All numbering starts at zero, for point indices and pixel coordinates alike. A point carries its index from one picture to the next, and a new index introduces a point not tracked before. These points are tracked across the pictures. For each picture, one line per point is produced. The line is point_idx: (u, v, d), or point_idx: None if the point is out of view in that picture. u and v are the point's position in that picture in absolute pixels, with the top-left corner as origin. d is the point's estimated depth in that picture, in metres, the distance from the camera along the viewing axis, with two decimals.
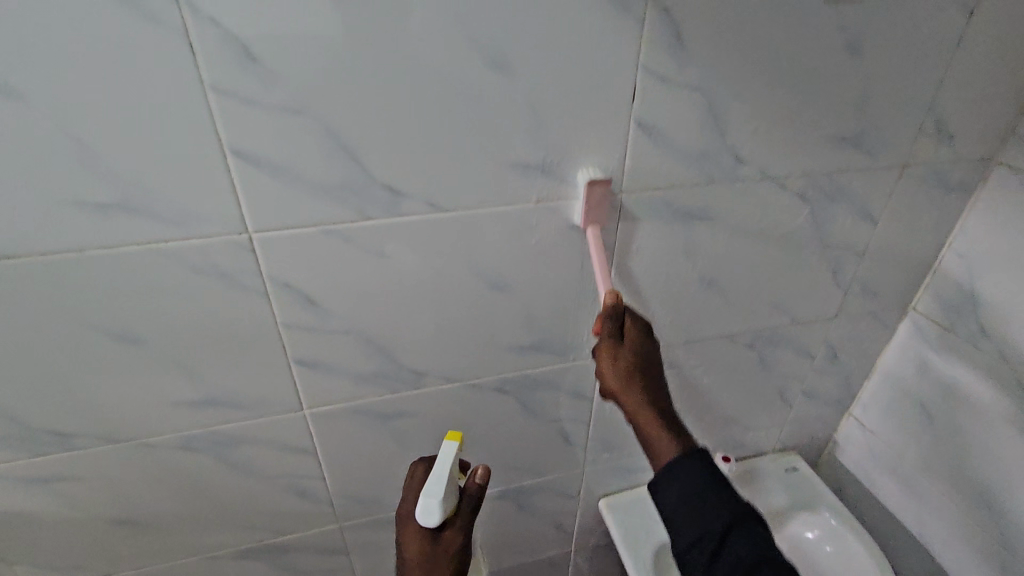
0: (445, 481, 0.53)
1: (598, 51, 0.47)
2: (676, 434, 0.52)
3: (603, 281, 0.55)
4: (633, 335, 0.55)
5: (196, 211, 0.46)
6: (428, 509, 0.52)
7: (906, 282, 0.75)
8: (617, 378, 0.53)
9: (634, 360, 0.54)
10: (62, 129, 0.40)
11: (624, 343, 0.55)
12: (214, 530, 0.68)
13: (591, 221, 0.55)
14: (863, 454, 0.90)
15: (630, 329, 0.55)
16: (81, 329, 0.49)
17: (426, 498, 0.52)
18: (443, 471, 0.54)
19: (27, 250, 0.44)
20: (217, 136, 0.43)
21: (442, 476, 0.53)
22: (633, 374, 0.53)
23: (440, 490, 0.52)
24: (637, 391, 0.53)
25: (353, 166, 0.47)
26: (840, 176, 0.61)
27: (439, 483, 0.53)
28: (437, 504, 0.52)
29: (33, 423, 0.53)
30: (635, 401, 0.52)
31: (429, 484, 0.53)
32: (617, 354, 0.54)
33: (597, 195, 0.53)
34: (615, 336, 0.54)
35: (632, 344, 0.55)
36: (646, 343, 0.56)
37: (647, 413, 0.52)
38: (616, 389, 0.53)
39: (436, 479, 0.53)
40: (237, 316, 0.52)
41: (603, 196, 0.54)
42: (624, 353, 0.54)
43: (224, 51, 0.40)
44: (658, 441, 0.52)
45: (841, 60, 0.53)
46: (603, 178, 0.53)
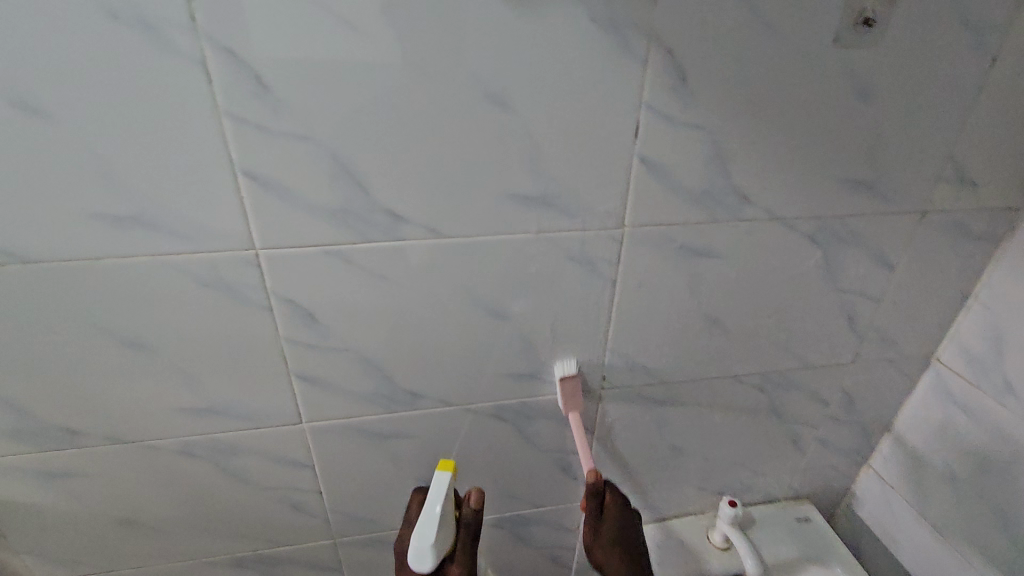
0: (434, 523, 0.53)
1: (599, 89, 0.48)
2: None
3: (585, 459, 0.64)
4: (614, 513, 0.64)
5: (206, 227, 0.48)
6: (419, 554, 0.52)
7: (928, 331, 0.72)
8: (603, 552, 0.63)
9: (616, 535, 0.63)
10: (87, 147, 0.43)
11: (604, 520, 0.64)
12: (211, 536, 0.69)
13: (569, 405, 0.66)
14: (883, 510, 0.86)
15: (610, 505, 0.64)
16: (94, 332, 0.52)
17: (417, 544, 0.53)
18: (433, 512, 0.54)
19: (50, 256, 0.47)
20: (229, 158, 0.45)
21: (432, 519, 0.54)
22: (615, 546, 0.63)
23: (431, 532, 0.53)
24: (616, 554, 0.62)
25: (356, 191, 0.49)
26: (853, 220, 0.60)
27: (430, 526, 0.53)
28: (428, 549, 0.52)
29: (46, 420, 0.56)
30: (616, 572, 0.62)
31: (420, 529, 0.54)
32: (599, 530, 0.63)
33: (569, 386, 0.65)
34: (598, 514, 0.64)
35: (611, 520, 0.63)
36: (623, 517, 0.65)
37: None
38: (599, 556, 0.63)
39: (427, 521, 0.54)
40: (240, 329, 0.54)
41: (576, 386, 0.65)
42: (608, 530, 0.63)
43: (238, 80, 0.42)
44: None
45: (852, 104, 0.52)
46: (574, 373, 0.64)
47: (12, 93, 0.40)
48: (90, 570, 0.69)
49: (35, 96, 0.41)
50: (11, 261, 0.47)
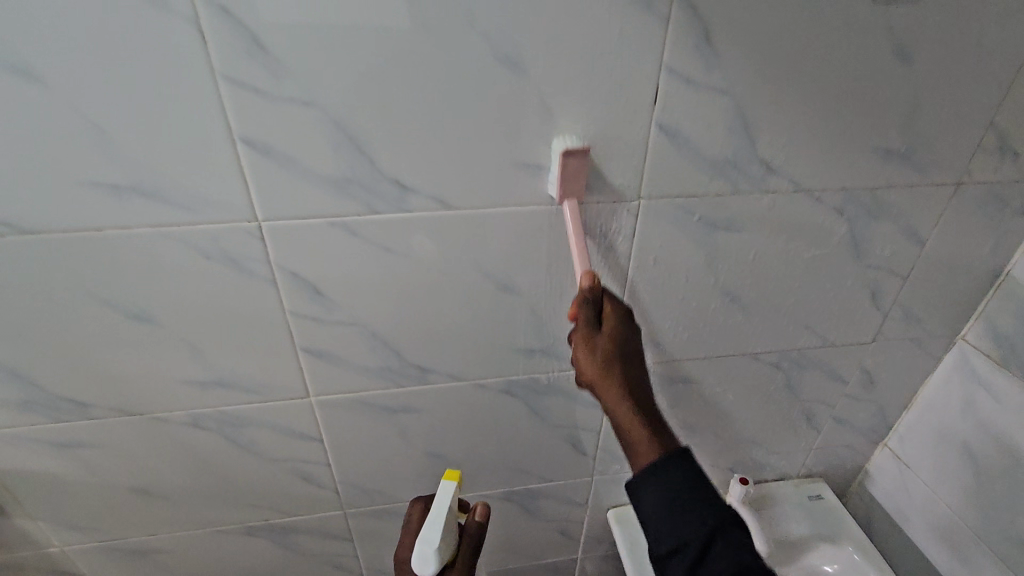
0: (441, 529, 0.54)
1: (618, 50, 0.45)
2: (659, 433, 0.47)
3: (580, 260, 0.50)
4: (615, 317, 0.50)
5: (206, 197, 0.46)
6: (424, 558, 0.53)
7: (955, 308, 0.69)
8: (596, 368, 0.48)
9: (616, 346, 0.48)
10: (80, 111, 0.41)
11: (604, 325, 0.50)
12: (224, 506, 0.70)
13: (566, 196, 0.50)
14: (897, 489, 0.84)
15: (609, 313, 0.50)
16: (99, 305, 0.51)
17: (423, 547, 0.53)
18: (439, 519, 0.54)
19: (50, 228, 0.46)
20: (229, 124, 0.44)
21: (439, 524, 0.54)
22: (615, 359, 0.48)
23: (438, 538, 0.54)
24: (619, 377, 0.47)
25: (361, 160, 0.47)
26: (884, 192, 0.57)
27: (436, 531, 0.54)
28: (434, 553, 0.53)
29: (56, 391, 0.56)
30: (615, 391, 0.47)
31: (426, 533, 0.54)
32: (594, 341, 0.48)
33: (575, 166, 0.49)
34: (594, 322, 0.50)
35: (612, 325, 0.50)
36: (627, 318, 0.51)
37: (629, 412, 0.46)
38: (594, 380, 0.48)
39: (434, 526, 0.54)
40: (244, 302, 0.53)
41: (580, 167, 0.49)
42: (604, 340, 0.48)
43: (233, 39, 0.40)
44: (634, 437, 0.46)
45: (889, 67, 0.49)
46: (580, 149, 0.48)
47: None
48: (106, 536, 0.70)
49: (23, 56, 0.39)
50: (9, 231, 0.46)
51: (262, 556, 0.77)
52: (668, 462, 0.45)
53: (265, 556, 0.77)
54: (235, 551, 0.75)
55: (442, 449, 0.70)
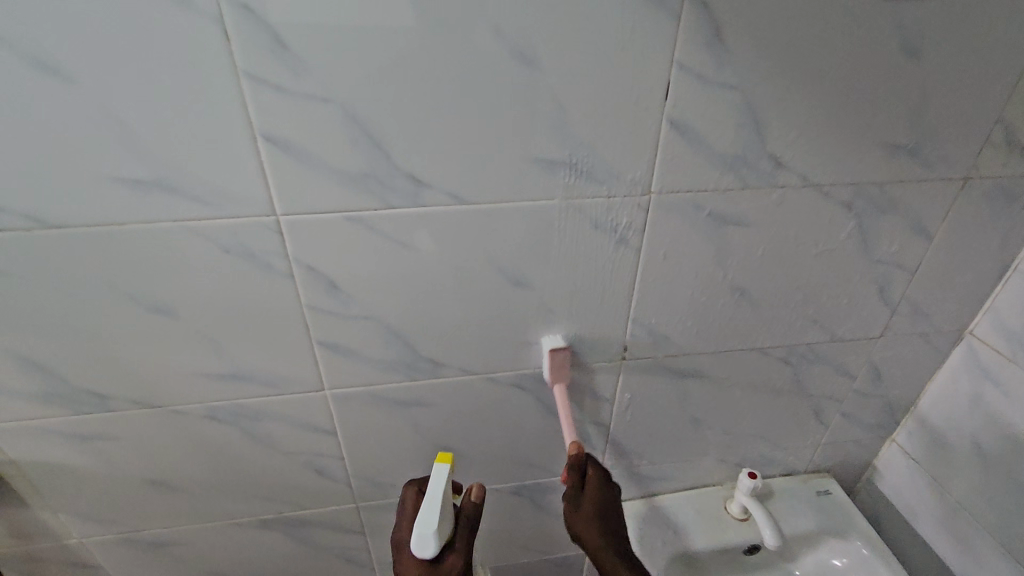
0: (439, 510, 0.54)
1: (631, 46, 0.45)
2: (635, 564, 0.60)
3: (568, 430, 0.62)
4: (594, 483, 0.63)
5: (227, 193, 0.48)
6: (423, 539, 0.54)
7: (963, 304, 0.69)
8: (582, 520, 0.61)
9: (596, 507, 0.61)
10: (106, 108, 0.42)
11: (586, 490, 0.62)
12: (239, 499, 0.71)
13: (555, 379, 0.64)
14: (905, 484, 0.85)
15: (592, 472, 0.63)
16: (121, 299, 0.52)
17: (421, 528, 0.54)
18: (434, 500, 0.55)
19: (75, 222, 0.47)
20: (250, 122, 0.45)
21: (436, 506, 0.55)
22: (595, 519, 0.60)
23: (435, 519, 0.54)
24: (599, 540, 0.59)
25: (377, 155, 0.48)
26: (892, 187, 0.57)
27: (433, 513, 0.55)
28: (433, 534, 0.54)
29: (77, 384, 0.57)
30: (596, 545, 0.60)
31: (424, 515, 0.55)
32: (579, 508, 0.61)
33: (561, 359, 0.63)
34: (579, 482, 0.62)
35: (592, 488, 0.62)
36: (605, 489, 0.63)
37: (610, 557, 0.59)
38: (580, 535, 0.61)
39: (431, 508, 0.55)
40: (262, 296, 0.54)
41: (564, 360, 0.63)
42: (587, 506, 0.61)
43: (256, 38, 0.41)
44: (616, 575, 0.59)
45: (898, 63, 0.49)
46: (563, 346, 0.63)
47: (29, 54, 0.39)
48: (123, 529, 0.71)
49: (53, 55, 0.40)
50: (35, 226, 0.47)
51: (276, 550, 0.78)
52: None
53: (278, 549, 0.78)
54: (250, 544, 0.76)
55: (454, 443, 0.71)
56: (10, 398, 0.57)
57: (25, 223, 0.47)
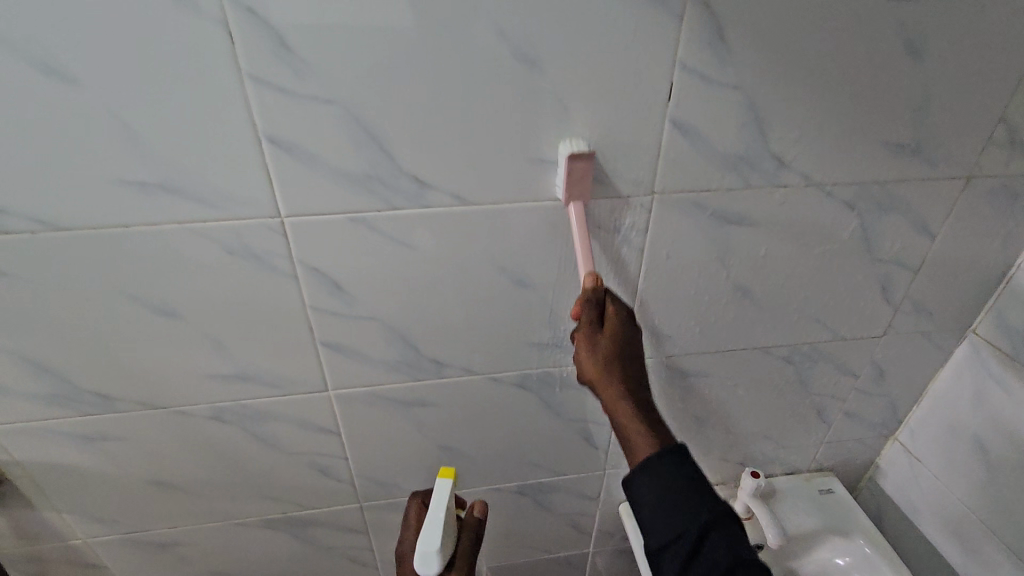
0: (441, 528, 0.55)
1: (634, 47, 0.46)
2: (654, 428, 0.49)
3: (584, 259, 0.51)
4: (616, 323, 0.51)
5: (231, 195, 0.48)
6: (426, 557, 0.53)
7: (966, 302, 0.69)
8: (596, 367, 0.49)
9: (615, 348, 0.50)
10: (111, 110, 0.43)
11: (606, 330, 0.51)
12: (243, 498, 0.71)
13: (571, 196, 0.51)
14: (908, 482, 0.85)
15: (613, 314, 0.51)
16: (126, 300, 0.52)
17: (424, 548, 0.54)
18: (438, 517, 0.55)
19: (79, 224, 0.47)
20: (254, 123, 0.45)
21: (438, 523, 0.55)
22: (614, 362, 0.49)
23: (439, 537, 0.54)
24: (617, 385, 0.49)
25: (381, 156, 0.48)
26: (894, 186, 0.57)
27: (437, 531, 0.55)
28: (435, 554, 0.53)
29: (82, 385, 0.57)
30: (613, 393, 0.49)
31: (426, 534, 0.55)
32: (595, 344, 0.50)
33: (580, 170, 0.50)
34: (596, 325, 0.51)
35: (614, 331, 0.51)
36: (629, 327, 0.52)
37: (626, 408, 0.48)
38: (594, 379, 0.50)
39: (434, 525, 0.55)
40: (266, 296, 0.54)
41: (587, 170, 0.50)
42: (604, 343, 0.50)
43: (260, 40, 0.41)
44: (634, 432, 0.48)
45: (900, 62, 0.49)
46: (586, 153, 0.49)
47: (34, 57, 0.40)
48: (128, 529, 0.71)
49: (58, 58, 0.40)
50: (41, 228, 0.47)
51: (279, 549, 0.78)
52: (664, 459, 0.47)
53: (282, 549, 0.78)
54: (253, 543, 0.76)
55: (457, 443, 0.71)
56: (16, 399, 0.57)
57: (31, 225, 0.47)
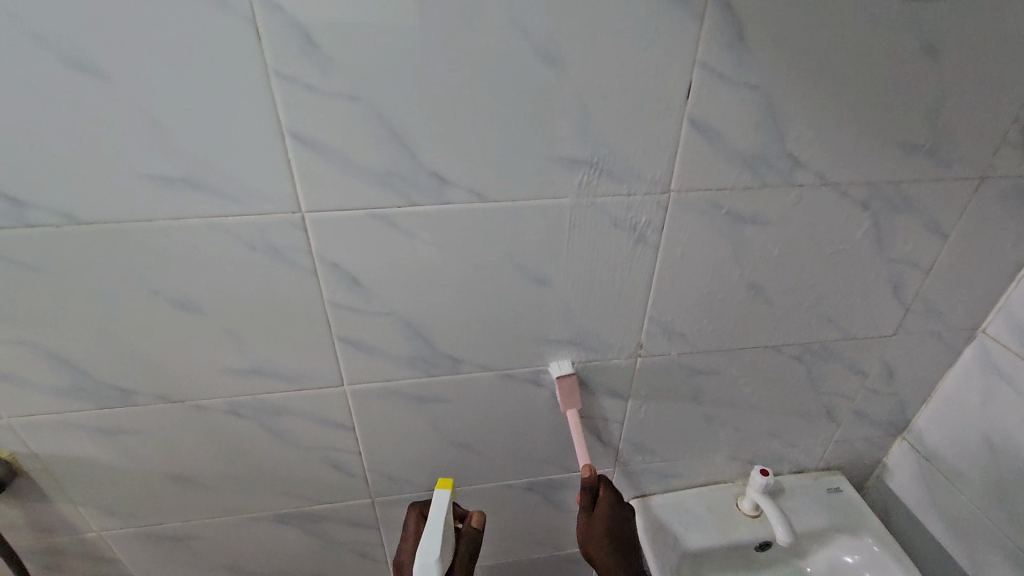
0: (440, 537, 0.55)
1: (655, 46, 0.46)
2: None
3: (582, 453, 0.65)
4: (605, 504, 0.67)
5: (254, 190, 0.48)
6: (425, 567, 0.54)
7: (976, 302, 0.70)
8: (592, 539, 0.66)
9: (605, 526, 0.67)
10: (138, 106, 0.43)
11: (596, 513, 0.67)
12: (257, 493, 0.72)
13: (567, 403, 0.67)
14: (915, 482, 0.85)
15: (602, 501, 0.68)
16: (147, 295, 0.53)
17: (423, 558, 0.54)
18: (437, 527, 0.56)
19: (104, 218, 0.48)
20: (278, 119, 0.45)
21: (437, 533, 0.56)
22: (604, 536, 0.66)
23: (438, 547, 0.55)
24: (604, 549, 0.66)
25: (402, 153, 0.48)
26: (908, 186, 0.58)
27: (436, 540, 0.55)
28: (434, 563, 0.54)
29: (101, 378, 0.58)
30: (604, 559, 0.66)
31: (425, 544, 0.55)
32: (590, 522, 0.66)
33: (567, 385, 0.66)
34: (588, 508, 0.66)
35: (602, 513, 0.67)
36: (614, 511, 0.69)
37: (616, 567, 0.67)
38: (588, 547, 0.66)
39: (433, 535, 0.56)
40: (285, 291, 0.55)
41: (574, 385, 0.66)
42: (597, 527, 0.66)
43: (286, 37, 0.42)
44: None
45: (917, 63, 0.50)
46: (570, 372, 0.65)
47: (63, 53, 0.40)
48: (142, 523, 0.72)
49: (88, 54, 0.40)
50: (66, 222, 0.47)
51: (291, 544, 0.78)
52: None
53: (294, 544, 0.79)
54: (266, 538, 0.77)
55: (470, 440, 0.71)
56: (35, 392, 0.58)
57: (56, 220, 0.47)
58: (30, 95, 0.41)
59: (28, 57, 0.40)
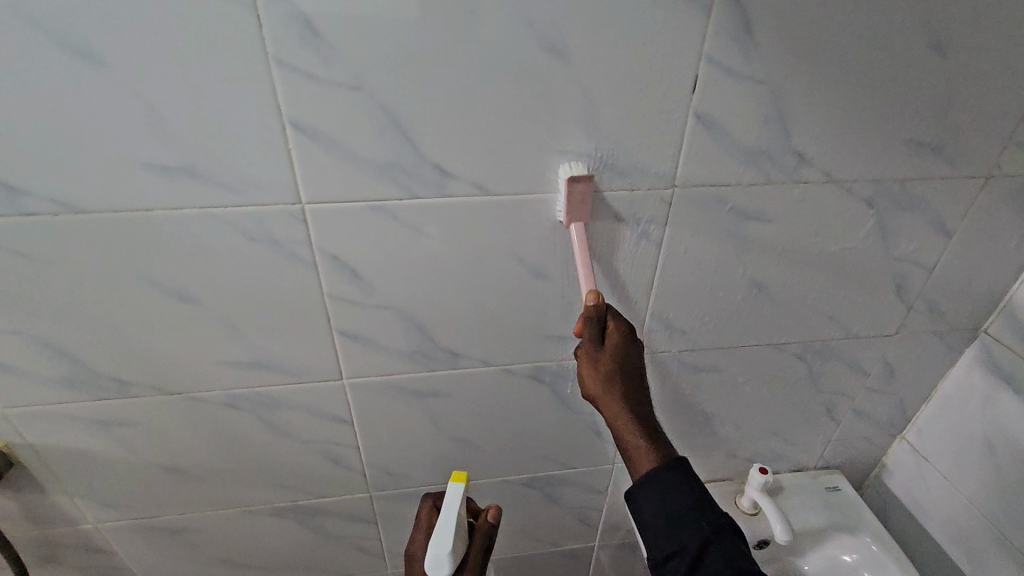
0: (452, 531, 0.55)
1: (662, 39, 0.45)
2: (659, 445, 0.51)
3: (586, 280, 0.51)
4: (618, 337, 0.52)
5: (254, 180, 0.48)
6: (437, 560, 0.54)
7: (979, 302, 0.70)
8: (598, 384, 0.51)
9: (617, 367, 0.51)
10: (137, 93, 0.42)
11: (605, 348, 0.51)
12: (254, 486, 0.71)
13: (572, 218, 0.52)
14: (914, 481, 0.85)
15: (615, 334, 0.52)
16: (145, 285, 0.52)
17: (435, 551, 0.54)
18: (450, 520, 0.56)
19: (102, 207, 0.47)
20: (279, 109, 0.45)
21: (450, 527, 0.56)
22: (615, 381, 0.51)
23: (450, 540, 0.55)
24: (619, 401, 0.50)
25: (405, 145, 0.48)
26: (913, 185, 0.57)
27: (448, 534, 0.55)
28: (446, 556, 0.54)
29: (98, 369, 0.57)
30: (616, 407, 0.50)
31: (437, 537, 0.55)
32: (597, 360, 0.51)
33: (580, 192, 0.51)
34: (597, 344, 0.51)
35: (615, 347, 0.51)
36: (631, 344, 0.53)
37: (630, 427, 0.50)
38: (597, 394, 0.51)
39: (446, 527, 0.56)
40: (285, 283, 0.54)
41: (586, 192, 0.51)
42: (605, 359, 0.51)
43: (288, 24, 0.41)
44: (636, 450, 0.51)
45: (926, 60, 0.49)
46: (583, 176, 0.50)
47: (61, 37, 0.39)
48: (139, 515, 0.71)
49: (86, 39, 0.40)
50: (63, 211, 0.47)
51: (289, 537, 0.78)
52: (665, 469, 0.50)
53: (291, 537, 0.78)
54: (263, 531, 0.77)
55: (469, 435, 0.71)
56: (31, 383, 0.57)
57: (53, 208, 0.47)
58: (27, 80, 0.41)
59: (25, 40, 0.39)
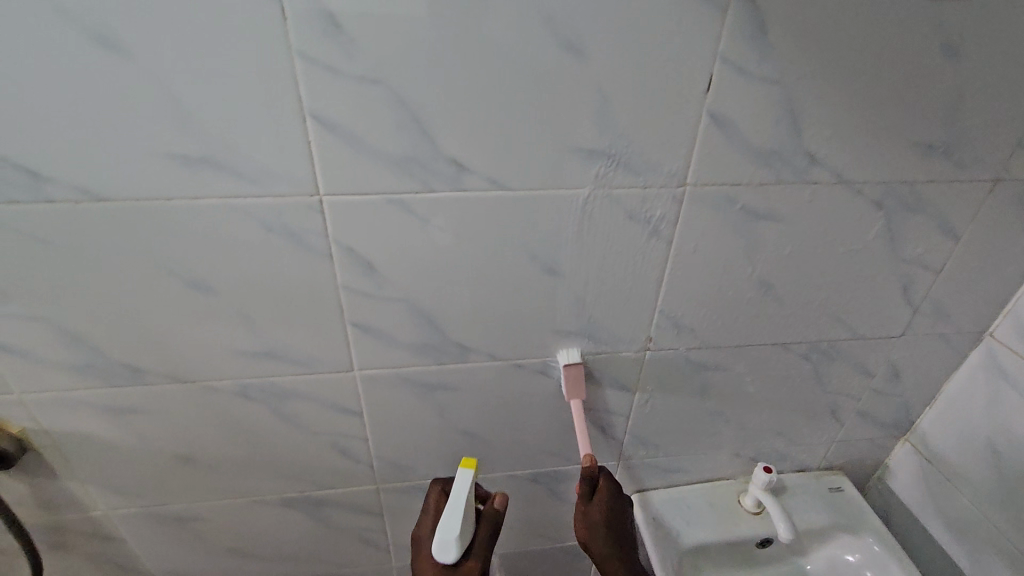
0: (459, 517, 0.56)
1: (677, 38, 0.46)
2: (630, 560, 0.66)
3: (582, 442, 0.65)
4: (604, 496, 0.67)
5: (273, 171, 0.48)
6: (445, 544, 0.56)
7: (985, 305, 0.70)
8: (585, 535, 0.66)
9: (604, 518, 0.66)
10: (161, 83, 0.43)
11: (596, 500, 0.67)
12: (263, 476, 0.72)
13: (572, 394, 0.67)
14: (916, 483, 0.86)
15: (602, 491, 0.68)
16: (162, 274, 0.53)
17: (443, 535, 0.56)
18: (458, 506, 0.57)
19: (122, 195, 0.48)
20: (300, 101, 0.45)
21: (457, 513, 0.57)
22: (600, 530, 0.66)
23: (457, 524, 0.56)
24: (600, 540, 0.65)
25: (422, 138, 0.48)
26: (922, 187, 0.58)
27: (455, 518, 0.57)
28: (453, 539, 0.56)
29: (113, 356, 0.58)
30: (600, 551, 0.65)
31: (445, 522, 0.57)
32: (589, 512, 0.66)
33: (574, 373, 0.66)
34: (587, 496, 0.67)
35: (600, 504, 0.67)
36: (614, 498, 0.68)
37: (613, 561, 0.65)
38: (585, 539, 0.66)
39: (453, 512, 0.57)
40: (299, 274, 0.55)
41: (580, 372, 0.66)
42: (594, 513, 0.66)
43: (311, 18, 0.42)
44: None
45: (937, 63, 0.50)
46: (578, 361, 0.65)
47: (90, 29, 0.40)
48: (148, 503, 0.72)
49: (113, 29, 0.40)
50: (84, 199, 0.48)
51: (295, 528, 0.79)
52: None
53: (297, 528, 0.79)
54: (270, 521, 0.77)
55: (476, 429, 0.72)
56: (47, 369, 0.58)
57: (75, 196, 0.47)
58: (55, 70, 0.41)
59: (55, 30, 0.40)
